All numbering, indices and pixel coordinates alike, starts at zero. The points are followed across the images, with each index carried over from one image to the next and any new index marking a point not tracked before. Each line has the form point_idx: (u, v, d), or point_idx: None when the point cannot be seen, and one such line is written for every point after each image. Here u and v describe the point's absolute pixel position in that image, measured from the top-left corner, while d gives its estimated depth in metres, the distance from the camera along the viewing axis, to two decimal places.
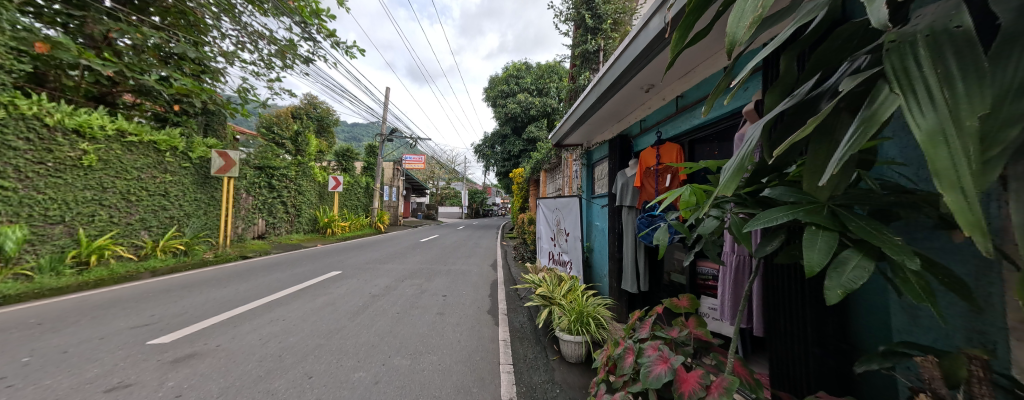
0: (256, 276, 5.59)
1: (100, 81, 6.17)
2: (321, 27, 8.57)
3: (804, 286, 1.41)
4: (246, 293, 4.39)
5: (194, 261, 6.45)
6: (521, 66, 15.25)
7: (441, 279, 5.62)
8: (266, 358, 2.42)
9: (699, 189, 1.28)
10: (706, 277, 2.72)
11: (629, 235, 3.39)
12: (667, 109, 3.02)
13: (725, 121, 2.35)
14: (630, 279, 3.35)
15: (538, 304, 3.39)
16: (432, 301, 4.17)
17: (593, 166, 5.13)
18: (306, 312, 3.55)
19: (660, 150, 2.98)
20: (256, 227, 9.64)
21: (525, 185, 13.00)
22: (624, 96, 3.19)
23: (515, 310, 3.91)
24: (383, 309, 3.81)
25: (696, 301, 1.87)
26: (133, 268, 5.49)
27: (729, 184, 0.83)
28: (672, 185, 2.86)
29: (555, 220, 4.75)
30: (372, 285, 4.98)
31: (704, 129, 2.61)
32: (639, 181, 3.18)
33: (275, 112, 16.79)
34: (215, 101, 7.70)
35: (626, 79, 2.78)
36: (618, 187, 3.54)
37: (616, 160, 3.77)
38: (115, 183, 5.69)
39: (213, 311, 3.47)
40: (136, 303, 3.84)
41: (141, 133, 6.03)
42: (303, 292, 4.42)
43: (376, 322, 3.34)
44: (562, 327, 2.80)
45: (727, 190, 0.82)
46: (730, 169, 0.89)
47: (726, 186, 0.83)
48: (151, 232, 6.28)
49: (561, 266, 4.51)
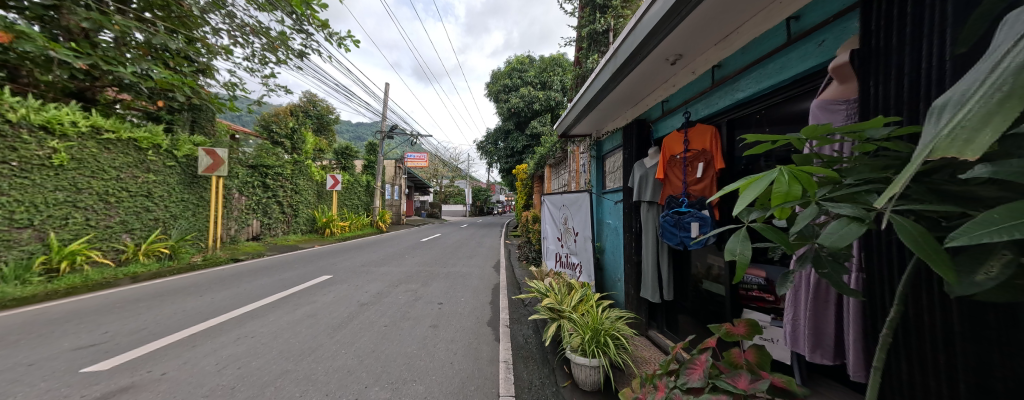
0: (241, 282, 5.20)
1: (77, 76, 5.89)
2: (313, 19, 8.15)
3: (944, 314, 0.88)
4: (224, 302, 4.01)
5: (180, 265, 6.11)
6: (523, 60, 14.70)
7: (438, 283, 5.19)
8: (215, 392, 2.01)
9: (801, 174, 0.77)
10: (747, 286, 2.26)
11: (650, 235, 2.92)
12: (701, 84, 2.46)
13: (782, 92, 1.82)
14: (651, 287, 2.92)
15: (544, 317, 2.89)
16: (424, 311, 3.73)
17: (604, 158, 4.65)
18: (282, 326, 3.14)
19: (688, 134, 2.51)
20: (250, 227, 9.29)
21: (528, 182, 12.54)
22: (644, 72, 2.63)
23: (519, 321, 3.46)
24: (370, 321, 3.39)
25: (758, 328, 1.38)
26: (110, 274, 5.15)
27: (970, 140, 0.26)
28: (704, 176, 2.40)
29: (563, 218, 4.29)
30: (363, 291, 4.57)
31: (749, 107, 2.08)
32: (663, 171, 2.70)
33: (273, 110, 16.46)
34: (200, 95, 7.31)
35: (648, 51, 2.23)
36: (636, 181, 3.06)
37: (633, 149, 3.30)
38: (90, 183, 5.35)
39: (177, 326, 3.07)
40: (98, 315, 3.46)
41: (119, 130, 5.70)
42: (286, 300, 4.02)
43: (358, 338, 2.91)
44: (573, 346, 2.35)
45: (965, 151, 0.24)
46: (954, 122, 0.32)
47: (948, 147, 0.27)
48: (133, 235, 5.95)
49: (570, 269, 4.06)
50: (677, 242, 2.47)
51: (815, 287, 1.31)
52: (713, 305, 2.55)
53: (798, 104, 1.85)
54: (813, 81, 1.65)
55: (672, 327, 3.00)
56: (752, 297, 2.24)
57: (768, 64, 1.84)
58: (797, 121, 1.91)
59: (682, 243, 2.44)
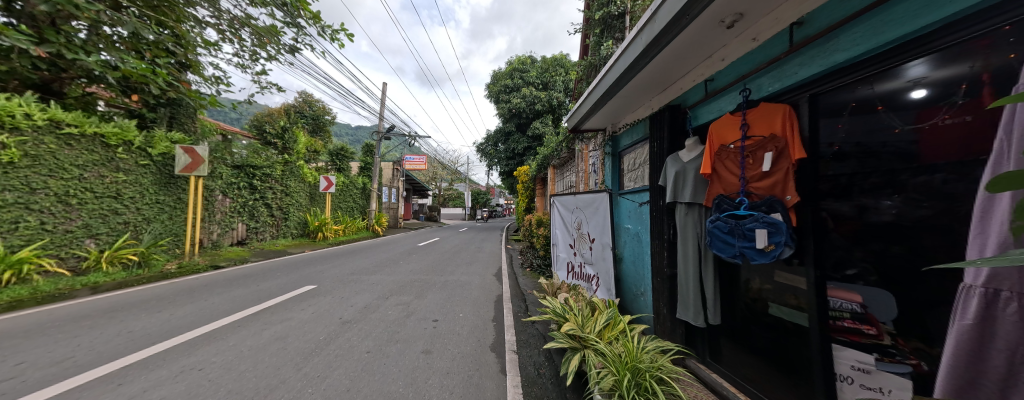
0: (212, 293, 4.61)
1: (38, 66, 5.36)
2: (305, 13, 7.73)
3: None
4: (183, 318, 3.44)
5: (151, 274, 5.53)
6: (525, 60, 14.22)
7: (434, 294, 4.63)
8: None
9: None
10: (835, 314, 1.74)
11: (689, 244, 2.41)
12: (769, 51, 1.92)
13: (916, 47, 1.27)
14: (690, 309, 2.42)
15: (562, 346, 2.31)
16: (417, 331, 3.17)
17: (620, 155, 4.18)
18: (244, 351, 2.62)
19: (747, 117, 2.03)
20: (235, 231, 8.71)
21: (530, 184, 12.01)
22: (688, 41, 2.07)
23: (529, 347, 2.90)
24: (351, 343, 2.86)
25: None
26: (64, 285, 4.57)
27: None
28: (774, 170, 1.87)
29: (575, 223, 3.79)
30: (349, 305, 4.02)
31: (850, 73, 1.53)
32: (710, 165, 2.20)
33: (265, 110, 15.89)
34: (176, 88, 6.76)
35: (702, 9, 1.67)
36: (669, 179, 2.57)
37: (667, 139, 2.82)
38: (47, 182, 4.80)
39: (111, 354, 2.51)
40: (23, 337, 2.88)
41: (84, 124, 5.17)
42: (258, 317, 3.47)
43: (333, 371, 2.37)
44: (604, 389, 1.77)
45: None
46: None
47: None
48: (98, 241, 5.40)
49: (585, 281, 3.55)
50: (733, 255, 1.96)
51: (987, 306, 0.68)
52: (782, 333, 2.02)
53: (912, 68, 1.37)
54: (967, 30, 1.15)
55: (715, 356, 2.46)
56: (841, 328, 1.71)
57: (894, 6, 1.31)
58: (882, 102, 1.55)
59: (763, 255, 1.81)
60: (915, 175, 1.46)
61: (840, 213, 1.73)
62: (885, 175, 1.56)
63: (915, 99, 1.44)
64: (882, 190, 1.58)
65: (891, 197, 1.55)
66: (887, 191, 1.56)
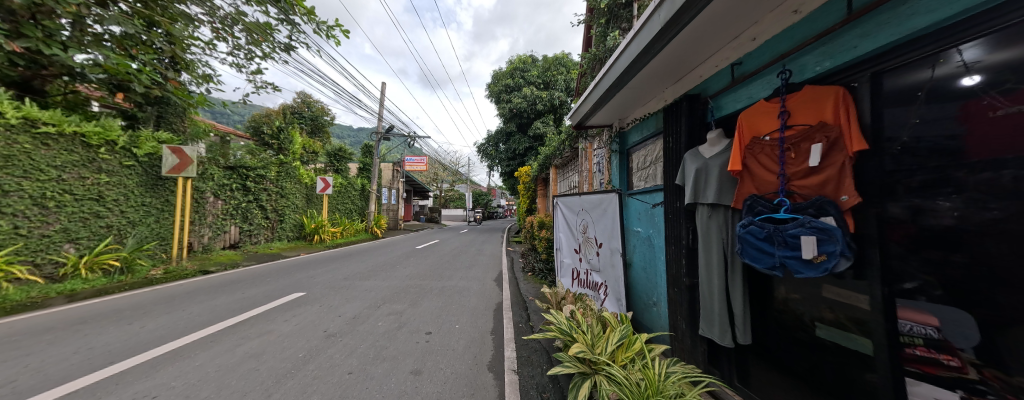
0: (192, 301, 4.32)
1: (16, 62, 5.10)
2: (299, 10, 7.48)
3: None
4: (153, 331, 3.16)
5: (134, 280, 5.27)
6: (526, 59, 13.95)
7: (428, 302, 4.34)
8: None
9: None
10: (906, 341, 1.45)
11: (713, 253, 2.11)
12: (816, 23, 1.60)
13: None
14: (715, 326, 2.11)
15: (570, 370, 1.99)
16: (406, 347, 2.88)
17: (627, 152, 3.88)
18: (209, 372, 2.33)
19: (789, 102, 1.72)
20: (228, 235, 8.47)
21: (532, 185, 11.72)
22: (712, 18, 1.74)
23: (529, 366, 2.59)
24: (332, 361, 2.58)
25: None
26: (37, 293, 4.30)
27: None
28: (824, 165, 1.55)
29: (580, 226, 3.48)
30: (336, 314, 3.74)
31: (928, 43, 1.18)
32: (740, 161, 1.90)
33: (263, 111, 15.66)
34: (164, 87, 6.50)
35: None
36: (689, 176, 2.28)
37: (687, 133, 2.51)
38: (22, 185, 4.52)
39: (58, 377, 2.22)
40: None
41: (62, 123, 4.92)
42: (234, 330, 3.19)
43: (306, 396, 2.08)
44: None
45: None
46: None
47: None
48: (78, 246, 5.15)
49: (591, 291, 3.25)
50: (772, 266, 1.66)
51: None
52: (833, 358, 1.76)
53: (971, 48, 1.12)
54: None
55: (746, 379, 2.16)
56: (913, 358, 1.42)
57: None
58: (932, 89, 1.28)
59: (815, 269, 1.47)
60: (973, 172, 1.19)
61: (890, 217, 1.44)
62: (934, 172, 1.30)
63: (962, 86, 1.20)
64: (939, 189, 1.30)
65: (950, 197, 1.28)
66: (946, 190, 1.29)
